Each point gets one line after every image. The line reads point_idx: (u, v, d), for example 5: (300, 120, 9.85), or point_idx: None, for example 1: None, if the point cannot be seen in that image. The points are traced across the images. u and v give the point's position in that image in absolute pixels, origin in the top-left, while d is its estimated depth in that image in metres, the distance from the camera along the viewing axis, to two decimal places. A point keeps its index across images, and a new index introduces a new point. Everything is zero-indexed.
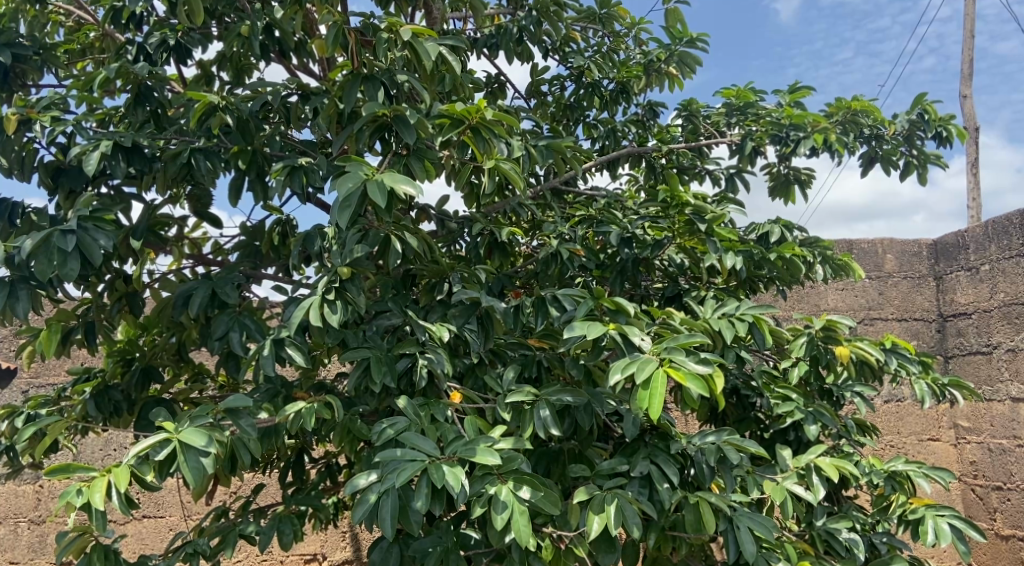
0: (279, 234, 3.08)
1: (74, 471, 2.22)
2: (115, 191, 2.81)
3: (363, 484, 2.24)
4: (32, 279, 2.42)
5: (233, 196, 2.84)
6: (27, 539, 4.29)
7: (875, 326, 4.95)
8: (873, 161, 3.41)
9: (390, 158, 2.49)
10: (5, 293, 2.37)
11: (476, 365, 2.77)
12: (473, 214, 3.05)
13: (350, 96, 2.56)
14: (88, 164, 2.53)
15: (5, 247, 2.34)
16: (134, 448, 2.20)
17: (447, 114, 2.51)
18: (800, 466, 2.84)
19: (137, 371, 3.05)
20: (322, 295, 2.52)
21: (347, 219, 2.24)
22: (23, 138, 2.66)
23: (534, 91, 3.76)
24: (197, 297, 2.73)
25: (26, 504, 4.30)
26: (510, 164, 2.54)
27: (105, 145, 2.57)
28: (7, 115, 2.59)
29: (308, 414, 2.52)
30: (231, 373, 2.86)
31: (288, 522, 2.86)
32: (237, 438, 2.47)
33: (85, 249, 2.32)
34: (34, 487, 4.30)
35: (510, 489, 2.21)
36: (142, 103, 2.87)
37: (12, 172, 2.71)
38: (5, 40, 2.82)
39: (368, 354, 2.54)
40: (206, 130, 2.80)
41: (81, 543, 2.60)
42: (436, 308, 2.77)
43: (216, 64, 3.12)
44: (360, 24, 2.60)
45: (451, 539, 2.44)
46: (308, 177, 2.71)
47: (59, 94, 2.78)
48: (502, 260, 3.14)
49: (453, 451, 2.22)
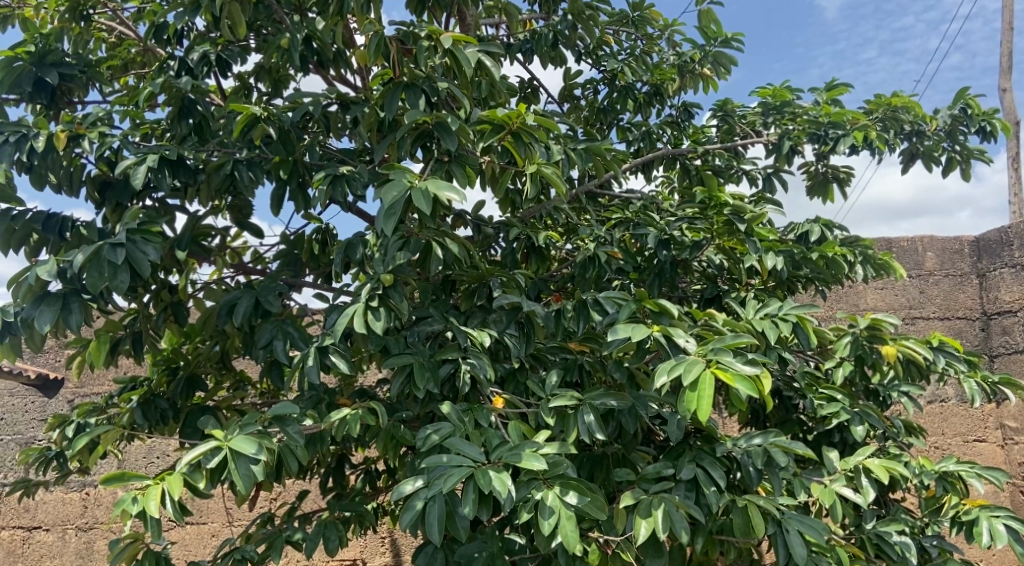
0: (319, 243, 3.15)
1: (130, 480, 2.25)
2: (159, 203, 2.84)
3: (408, 490, 2.22)
4: (83, 292, 2.44)
5: (275, 206, 2.87)
6: (75, 545, 4.35)
7: (917, 326, 4.88)
8: (914, 157, 3.36)
9: (431, 166, 2.50)
10: (58, 306, 2.38)
11: (517, 370, 2.78)
12: (510, 218, 3.06)
13: (391, 105, 2.58)
14: (135, 179, 2.55)
15: (57, 260, 2.36)
16: (186, 456, 2.23)
17: (487, 120, 2.52)
18: (848, 468, 2.80)
19: (182, 379, 3.09)
20: (365, 303, 2.53)
21: (392, 227, 2.25)
22: (72, 154, 2.68)
23: (567, 95, 3.77)
24: (242, 307, 2.76)
25: (73, 511, 4.37)
26: (552, 168, 2.55)
27: (151, 159, 2.59)
28: (55, 132, 2.60)
29: (352, 421, 2.54)
30: (275, 381, 2.90)
31: (333, 528, 2.88)
32: (284, 447, 2.49)
33: (134, 262, 2.35)
34: (80, 495, 4.37)
35: (556, 494, 2.20)
36: (184, 116, 2.90)
37: (61, 188, 2.75)
38: (53, 59, 2.85)
39: (412, 360, 2.56)
40: (248, 142, 2.83)
41: (134, 550, 2.62)
42: (477, 313, 2.79)
43: (253, 76, 3.16)
44: (400, 33, 2.62)
45: (496, 544, 2.43)
46: (349, 185, 2.72)
47: (105, 110, 2.80)
48: (539, 264, 3.15)
49: (498, 456, 2.23)
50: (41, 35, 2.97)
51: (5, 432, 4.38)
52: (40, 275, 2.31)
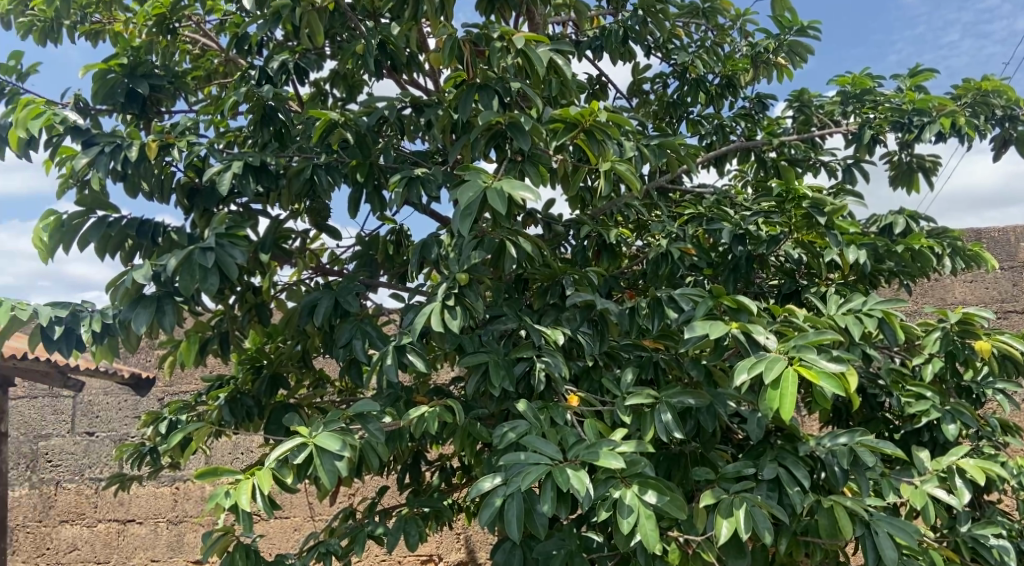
0: (393, 243, 3.23)
1: (222, 474, 2.31)
2: (243, 208, 2.91)
3: (487, 487, 2.24)
4: (176, 294, 2.51)
5: (352, 209, 2.92)
6: (166, 538, 4.64)
7: (1010, 319, 4.70)
8: (1006, 143, 3.25)
9: (505, 166, 2.51)
10: (153, 308, 2.46)
11: (591, 368, 2.77)
12: (580, 217, 3.05)
13: (465, 107, 2.60)
14: (221, 185, 2.62)
15: (151, 264, 2.45)
16: (274, 452, 2.29)
17: (560, 118, 2.51)
18: (941, 468, 2.72)
19: (266, 377, 3.16)
20: (442, 302, 2.55)
21: (469, 227, 2.26)
22: (162, 163, 2.76)
23: (636, 90, 3.74)
24: (322, 307, 2.81)
25: (164, 505, 4.65)
26: (626, 164, 2.53)
27: (236, 166, 2.66)
28: (148, 141, 2.69)
29: (430, 418, 2.57)
30: (354, 379, 2.96)
31: (414, 523, 2.89)
32: (366, 443, 2.53)
33: (223, 265, 2.43)
34: (170, 489, 4.64)
35: (635, 493, 2.19)
36: (266, 123, 2.97)
37: (151, 196, 2.82)
38: (143, 71, 2.95)
39: (487, 359, 2.57)
40: (325, 146, 2.89)
41: (225, 542, 2.67)
42: (550, 312, 2.77)
43: (328, 81, 3.22)
44: (472, 34, 2.63)
45: (573, 542, 2.43)
46: (425, 187, 2.75)
47: (192, 120, 2.89)
48: (610, 261, 3.16)
49: (575, 454, 2.22)
50: (128, 47, 3.06)
51: (102, 428, 4.70)
52: (137, 278, 2.40)
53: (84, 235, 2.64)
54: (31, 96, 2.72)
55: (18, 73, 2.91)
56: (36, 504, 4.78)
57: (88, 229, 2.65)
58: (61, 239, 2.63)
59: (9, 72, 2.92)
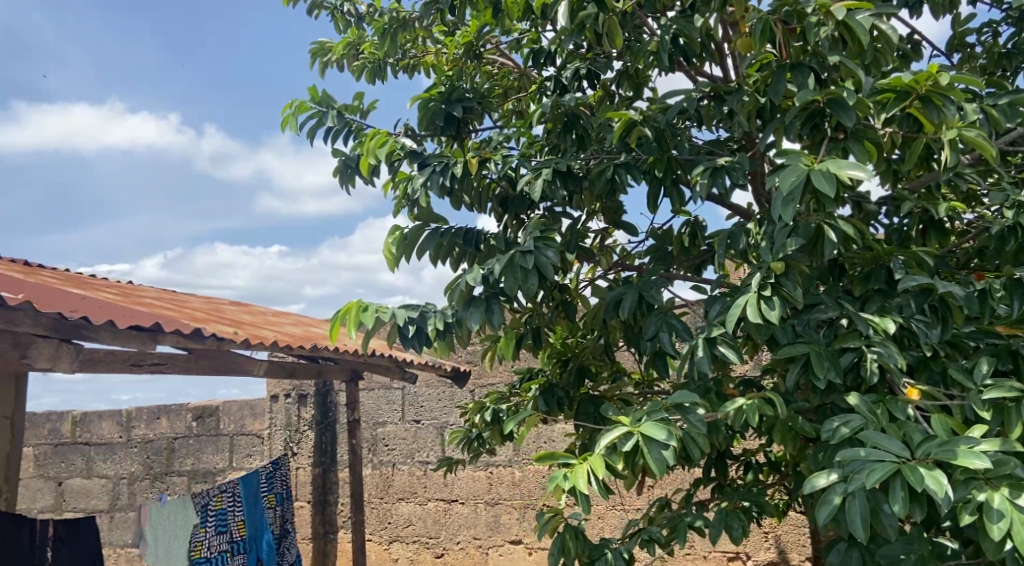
0: (688, 235, 3.28)
1: (558, 459, 2.45)
2: (548, 213, 3.02)
3: (822, 483, 2.18)
4: (501, 295, 2.68)
5: (652, 205, 2.95)
6: (485, 518, 5.58)
7: None
8: None
9: (826, 145, 2.42)
10: (484, 308, 2.63)
11: (929, 357, 2.58)
12: (899, 193, 2.85)
13: (777, 87, 2.53)
14: (534, 191, 2.78)
15: (479, 268, 2.64)
16: (603, 439, 2.39)
17: (890, 88, 2.39)
18: None
19: (573, 369, 3.31)
20: (758, 291, 2.51)
21: (792, 213, 2.21)
22: (482, 176, 2.95)
23: (958, 44, 3.45)
24: (627, 302, 2.89)
25: (482, 488, 5.60)
26: (976, 129, 2.32)
27: (546, 173, 2.81)
28: (469, 158, 2.89)
29: (750, 411, 2.53)
30: (660, 373, 2.92)
31: (735, 517, 2.87)
32: (687, 434, 2.54)
33: (543, 267, 2.55)
34: (486, 474, 5.59)
35: (1005, 496, 2.02)
36: (568, 130, 3.10)
37: (472, 207, 3.00)
38: (457, 96, 3.17)
39: (808, 349, 2.48)
40: (625, 145, 2.96)
41: (555, 523, 2.82)
42: (875, 299, 2.64)
43: (615, 81, 3.28)
44: (784, 11, 2.54)
45: (924, 547, 2.28)
46: (732, 175, 2.73)
47: (501, 135, 3.10)
48: (940, 238, 2.93)
49: (926, 452, 2.09)
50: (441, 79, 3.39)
51: (427, 417, 5.86)
52: (468, 281, 2.60)
53: (422, 243, 2.89)
54: (378, 128, 3.06)
55: (361, 111, 3.37)
56: (377, 482, 6.03)
57: (425, 240, 2.90)
58: (405, 250, 2.90)
59: (354, 111, 3.39)
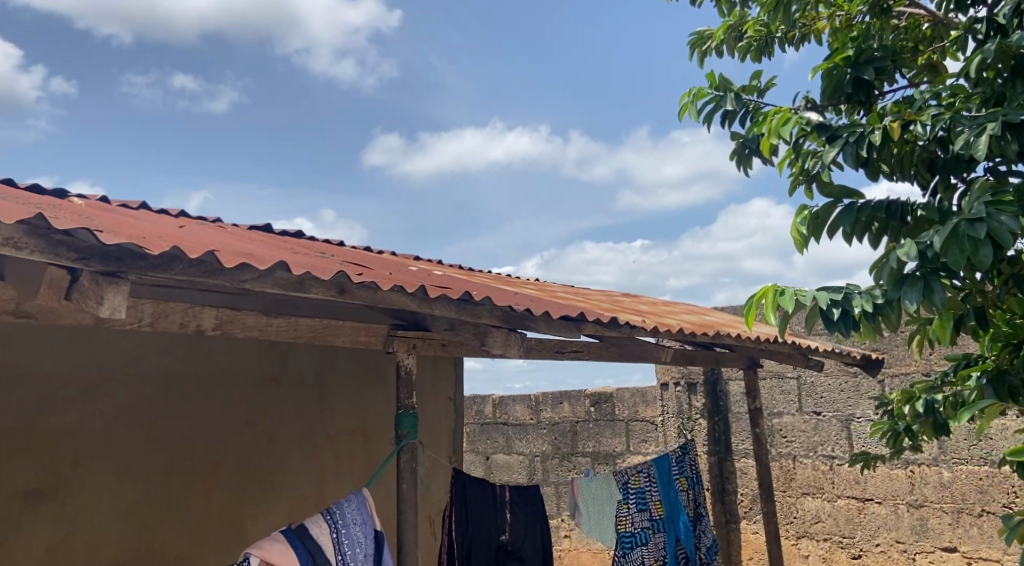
0: None
1: None
2: (992, 172, 2.94)
3: None
4: (940, 270, 2.72)
5: None
6: (909, 521, 5.38)
7: None
8: None
9: None
10: (921, 286, 2.70)
11: None
12: None
13: None
14: (976, 151, 2.84)
15: (915, 243, 2.73)
16: None
17: None
18: None
19: None
20: None
21: None
22: (906, 139, 3.10)
23: None
24: None
25: (901, 488, 5.41)
26: None
27: (991, 128, 2.84)
28: (891, 125, 3.07)
29: None
30: None
31: None
32: None
33: (995, 234, 2.59)
34: (908, 473, 5.38)
35: None
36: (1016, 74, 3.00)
37: (894, 175, 3.19)
38: (865, 59, 3.45)
39: None
40: None
41: None
42: None
43: None
44: None
45: None
46: None
47: (925, 91, 3.17)
48: None
49: None
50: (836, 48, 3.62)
51: (829, 409, 5.74)
52: (900, 256, 2.73)
53: (838, 220, 3.20)
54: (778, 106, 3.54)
55: (757, 89, 4.06)
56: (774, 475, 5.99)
57: (841, 215, 3.08)
58: (818, 229, 3.25)
59: (749, 91, 4.09)
